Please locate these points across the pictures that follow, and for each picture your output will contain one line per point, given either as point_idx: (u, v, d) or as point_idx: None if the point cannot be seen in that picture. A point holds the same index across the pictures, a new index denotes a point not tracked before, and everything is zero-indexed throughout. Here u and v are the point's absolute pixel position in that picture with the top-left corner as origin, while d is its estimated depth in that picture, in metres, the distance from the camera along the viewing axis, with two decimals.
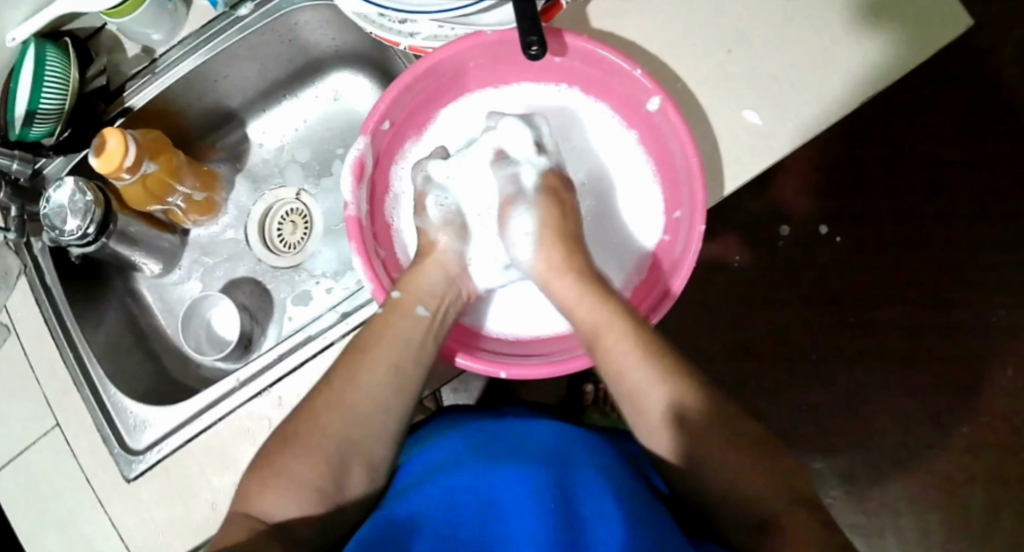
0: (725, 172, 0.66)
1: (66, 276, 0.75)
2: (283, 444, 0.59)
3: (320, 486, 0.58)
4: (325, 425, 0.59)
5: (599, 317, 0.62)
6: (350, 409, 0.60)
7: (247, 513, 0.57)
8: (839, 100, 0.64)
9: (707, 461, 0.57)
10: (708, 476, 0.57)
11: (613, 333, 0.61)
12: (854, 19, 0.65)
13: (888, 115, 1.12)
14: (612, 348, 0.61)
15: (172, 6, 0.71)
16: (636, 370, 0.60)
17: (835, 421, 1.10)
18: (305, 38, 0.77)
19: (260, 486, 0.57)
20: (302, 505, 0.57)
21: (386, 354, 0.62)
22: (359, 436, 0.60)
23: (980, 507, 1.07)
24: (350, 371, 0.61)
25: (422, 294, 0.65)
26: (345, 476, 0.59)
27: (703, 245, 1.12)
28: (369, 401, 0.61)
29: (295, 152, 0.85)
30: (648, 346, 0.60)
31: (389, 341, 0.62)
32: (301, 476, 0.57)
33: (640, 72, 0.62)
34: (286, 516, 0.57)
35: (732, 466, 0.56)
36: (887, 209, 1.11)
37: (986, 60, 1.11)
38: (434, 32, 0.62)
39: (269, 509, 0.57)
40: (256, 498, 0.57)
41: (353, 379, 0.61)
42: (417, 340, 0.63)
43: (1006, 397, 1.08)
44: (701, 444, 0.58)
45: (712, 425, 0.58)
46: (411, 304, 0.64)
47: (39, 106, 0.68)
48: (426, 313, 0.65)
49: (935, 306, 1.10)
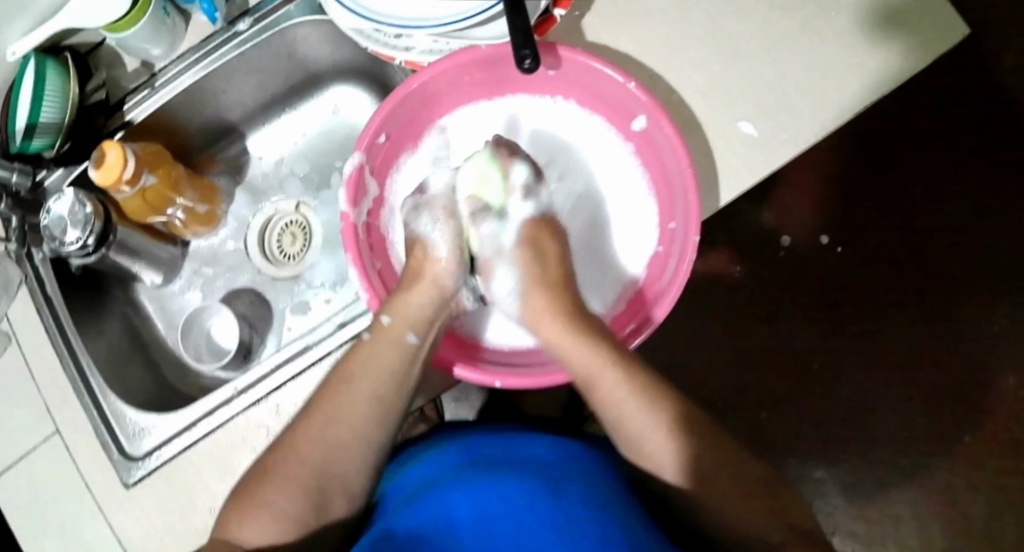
0: (719, 183, 0.66)
1: (66, 287, 0.75)
2: (265, 474, 0.59)
3: (299, 517, 0.58)
4: (305, 457, 0.59)
5: (590, 363, 0.61)
6: (330, 442, 0.60)
7: (229, 541, 0.57)
8: (832, 111, 0.64)
9: (711, 491, 0.57)
10: (712, 503, 0.57)
11: (602, 384, 0.60)
12: (848, 31, 0.65)
13: (888, 124, 1.12)
14: (604, 393, 0.61)
15: (172, 20, 0.72)
16: (630, 407, 0.60)
17: (836, 430, 1.10)
18: (304, 52, 0.78)
19: (241, 515, 0.58)
20: (281, 534, 0.58)
21: (369, 386, 0.61)
22: (338, 467, 0.60)
23: (981, 516, 1.06)
24: (334, 401, 0.61)
25: (410, 320, 0.63)
26: (323, 507, 0.59)
27: (703, 255, 1.12)
28: (350, 433, 0.60)
29: (295, 165, 0.86)
30: (633, 374, 0.60)
31: (372, 371, 0.62)
32: (278, 508, 0.58)
33: (633, 85, 0.62)
34: (263, 544, 0.57)
35: (730, 494, 0.57)
36: (887, 217, 1.11)
37: (987, 66, 1.11)
38: (430, 47, 0.63)
39: (248, 535, 0.57)
40: (236, 526, 0.58)
41: (333, 415, 0.60)
42: (402, 369, 0.63)
43: (1006, 405, 1.07)
44: (704, 475, 0.58)
45: (716, 459, 0.58)
46: (400, 331, 0.63)
47: (39, 119, 0.69)
48: (415, 342, 0.63)
49: (937, 315, 1.10)
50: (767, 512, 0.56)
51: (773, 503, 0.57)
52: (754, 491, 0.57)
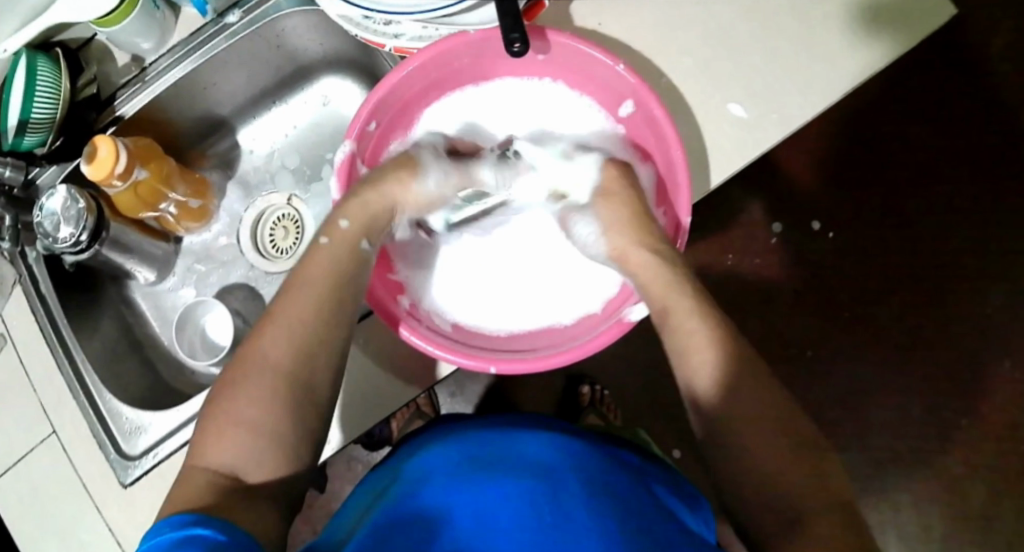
0: (711, 165, 0.66)
1: (60, 285, 0.75)
2: (233, 384, 0.55)
3: (275, 428, 0.53)
4: (271, 361, 0.55)
5: (668, 300, 0.60)
6: (298, 337, 0.56)
7: (205, 468, 0.52)
8: (823, 90, 0.65)
9: (760, 467, 0.53)
10: (752, 486, 0.53)
11: (680, 308, 0.59)
12: (836, 12, 0.65)
13: (878, 109, 1.12)
14: (678, 321, 0.59)
15: (161, 14, 0.72)
16: (687, 324, 0.58)
17: (834, 415, 1.10)
18: (293, 44, 0.78)
19: (215, 436, 0.53)
20: (265, 453, 0.52)
21: (324, 281, 0.59)
22: (308, 366, 0.56)
23: (979, 498, 1.07)
24: (291, 297, 0.58)
25: (366, 226, 0.64)
26: (299, 414, 0.54)
27: (697, 244, 1.12)
28: (315, 330, 0.57)
29: (284, 159, 0.86)
30: (723, 341, 0.57)
31: (329, 270, 0.60)
32: (253, 417, 0.53)
33: (622, 67, 0.62)
34: (242, 463, 0.52)
35: (762, 413, 0.55)
36: (879, 203, 1.12)
37: (975, 52, 1.12)
38: (419, 33, 0.64)
39: (229, 461, 0.52)
40: (212, 450, 0.52)
41: (294, 312, 0.57)
42: (355, 266, 0.61)
43: (1002, 388, 1.08)
44: (753, 441, 0.54)
45: (774, 438, 0.54)
46: (356, 236, 0.63)
47: (31, 115, 0.69)
48: (368, 249, 0.63)
49: (931, 300, 1.10)
50: (818, 490, 0.52)
51: (822, 484, 0.52)
52: (802, 466, 0.53)
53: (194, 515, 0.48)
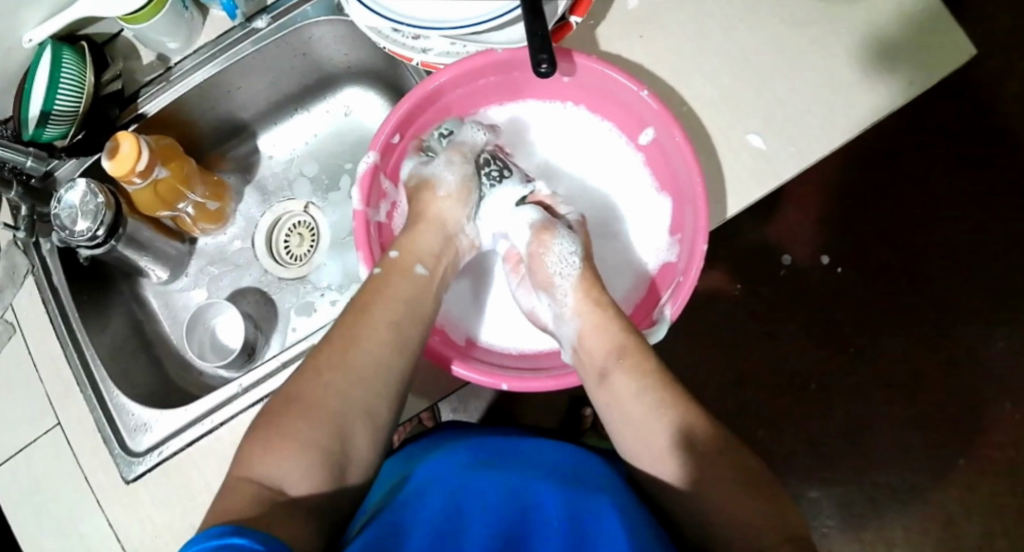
0: (728, 194, 0.67)
1: (73, 277, 0.75)
2: (287, 404, 0.56)
3: (325, 448, 0.54)
4: (329, 383, 0.57)
5: (615, 345, 0.63)
6: (356, 365, 0.58)
7: (250, 479, 0.52)
8: (842, 125, 0.65)
9: (716, 494, 0.57)
10: (720, 504, 0.57)
11: (634, 355, 0.62)
12: (857, 48, 0.66)
13: (891, 146, 1.13)
14: (632, 365, 0.62)
15: (189, 15, 0.73)
16: (636, 373, 0.62)
17: (834, 448, 1.10)
18: (319, 53, 0.78)
19: (265, 450, 0.54)
20: (311, 470, 0.54)
21: (389, 312, 0.61)
22: (364, 395, 0.57)
23: (975, 538, 1.06)
24: (353, 326, 0.60)
25: (419, 254, 0.66)
26: (350, 437, 0.56)
27: (705, 271, 1.13)
28: (374, 361, 0.59)
29: (303, 166, 0.86)
30: (667, 385, 0.61)
31: (393, 300, 0.62)
32: (305, 437, 0.54)
33: (646, 93, 0.63)
34: (290, 480, 0.53)
35: (715, 450, 0.58)
36: (888, 239, 1.12)
37: (989, 93, 1.13)
38: (447, 49, 0.64)
39: (274, 474, 0.53)
40: (260, 463, 0.53)
41: (355, 340, 0.59)
42: (417, 299, 0.64)
43: (1002, 429, 1.08)
44: (709, 473, 0.58)
45: (725, 467, 0.58)
46: (409, 264, 0.65)
47: (53, 108, 0.69)
48: (424, 272, 0.66)
49: (936, 338, 1.10)
50: (774, 512, 0.56)
51: (777, 504, 0.56)
52: (755, 488, 0.57)
53: (232, 527, 0.47)
